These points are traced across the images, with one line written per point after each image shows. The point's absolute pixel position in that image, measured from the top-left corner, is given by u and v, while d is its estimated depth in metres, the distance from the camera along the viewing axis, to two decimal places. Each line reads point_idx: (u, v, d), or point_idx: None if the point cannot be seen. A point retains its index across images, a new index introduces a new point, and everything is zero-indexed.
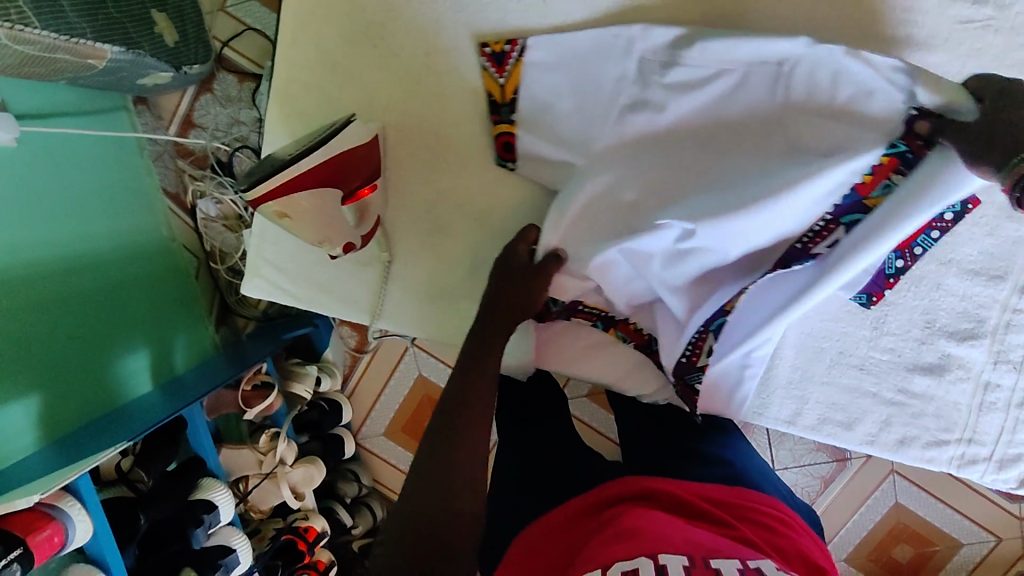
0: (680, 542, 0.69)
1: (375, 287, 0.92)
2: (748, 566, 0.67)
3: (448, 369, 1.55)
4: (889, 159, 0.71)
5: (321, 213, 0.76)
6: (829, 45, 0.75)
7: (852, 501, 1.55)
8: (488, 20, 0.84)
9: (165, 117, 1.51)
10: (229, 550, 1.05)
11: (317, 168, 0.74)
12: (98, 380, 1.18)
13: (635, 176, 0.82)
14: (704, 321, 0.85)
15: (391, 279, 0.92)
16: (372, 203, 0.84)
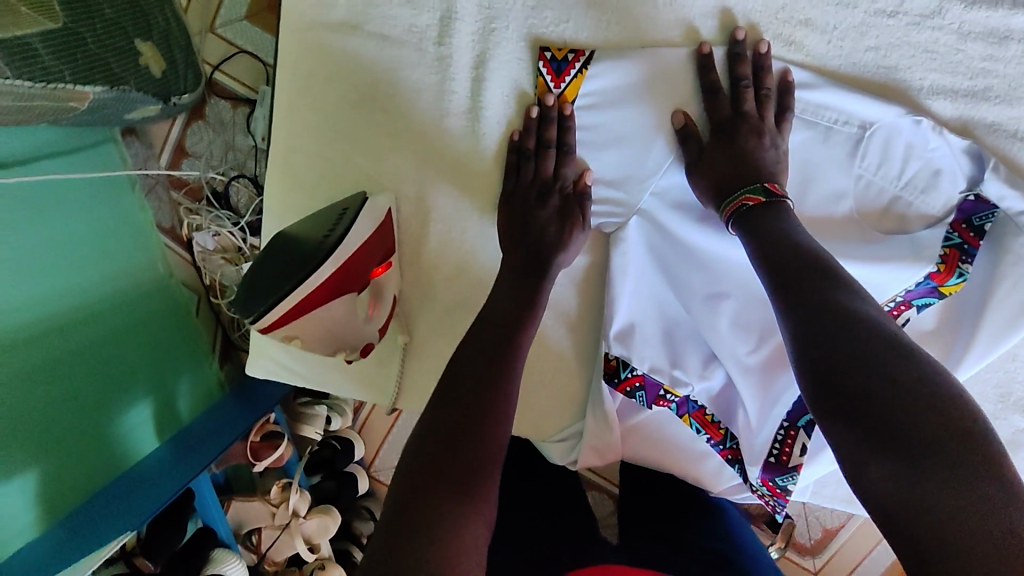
0: None
1: (393, 368, 0.76)
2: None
3: None
4: (949, 252, 0.64)
5: (328, 334, 0.65)
6: (916, 117, 0.64)
7: None
8: None
9: (156, 145, 1.42)
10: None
11: (325, 285, 0.61)
12: (99, 441, 1.13)
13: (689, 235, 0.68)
14: (789, 414, 0.67)
15: (411, 358, 0.76)
16: (388, 283, 0.70)
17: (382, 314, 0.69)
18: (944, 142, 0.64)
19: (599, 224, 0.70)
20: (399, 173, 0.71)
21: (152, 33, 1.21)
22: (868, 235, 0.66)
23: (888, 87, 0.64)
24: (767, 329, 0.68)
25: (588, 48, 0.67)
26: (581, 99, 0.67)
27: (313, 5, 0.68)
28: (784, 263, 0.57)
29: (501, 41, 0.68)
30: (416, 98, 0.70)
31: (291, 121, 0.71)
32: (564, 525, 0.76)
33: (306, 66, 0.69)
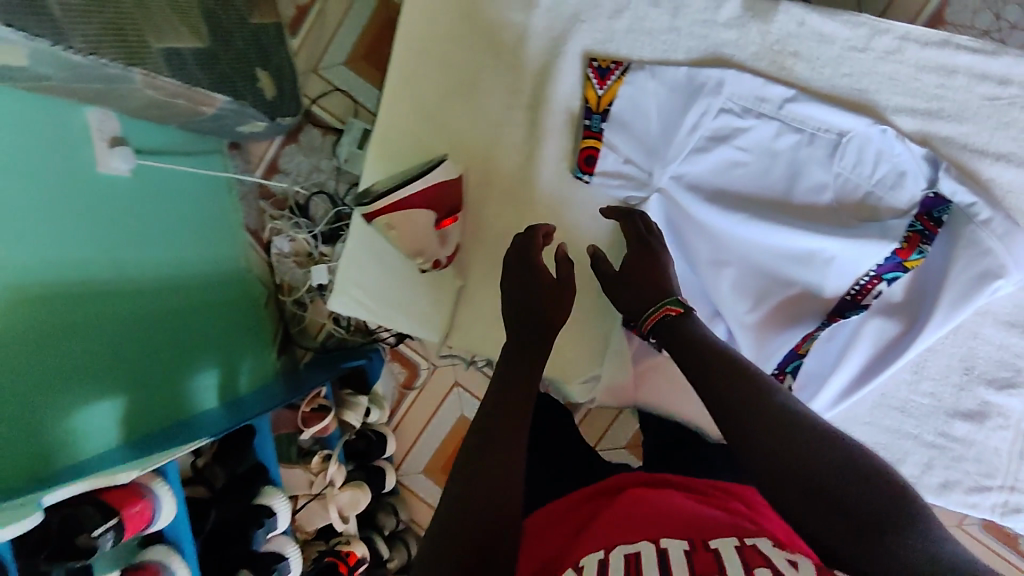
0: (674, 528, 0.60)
1: (447, 308, 0.94)
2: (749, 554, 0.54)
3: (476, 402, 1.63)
4: (912, 236, 0.79)
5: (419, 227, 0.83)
6: (883, 127, 0.80)
7: None
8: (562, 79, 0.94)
9: (253, 162, 1.66)
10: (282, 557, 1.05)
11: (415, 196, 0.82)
12: (172, 392, 1.29)
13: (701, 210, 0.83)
14: (780, 363, 0.84)
15: (462, 301, 0.95)
16: (452, 232, 0.88)
17: (450, 247, 0.89)
18: (907, 148, 0.80)
19: (626, 197, 0.87)
20: (472, 152, 0.90)
21: (269, 66, 1.48)
22: (846, 221, 0.82)
23: (862, 106, 0.82)
24: (761, 292, 0.84)
25: (626, 61, 0.85)
26: (617, 102, 0.85)
27: (418, 20, 0.87)
28: (712, 366, 0.66)
29: (564, 56, 0.86)
30: (490, 95, 0.89)
31: (392, 107, 0.88)
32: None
33: (402, 66, 0.87)
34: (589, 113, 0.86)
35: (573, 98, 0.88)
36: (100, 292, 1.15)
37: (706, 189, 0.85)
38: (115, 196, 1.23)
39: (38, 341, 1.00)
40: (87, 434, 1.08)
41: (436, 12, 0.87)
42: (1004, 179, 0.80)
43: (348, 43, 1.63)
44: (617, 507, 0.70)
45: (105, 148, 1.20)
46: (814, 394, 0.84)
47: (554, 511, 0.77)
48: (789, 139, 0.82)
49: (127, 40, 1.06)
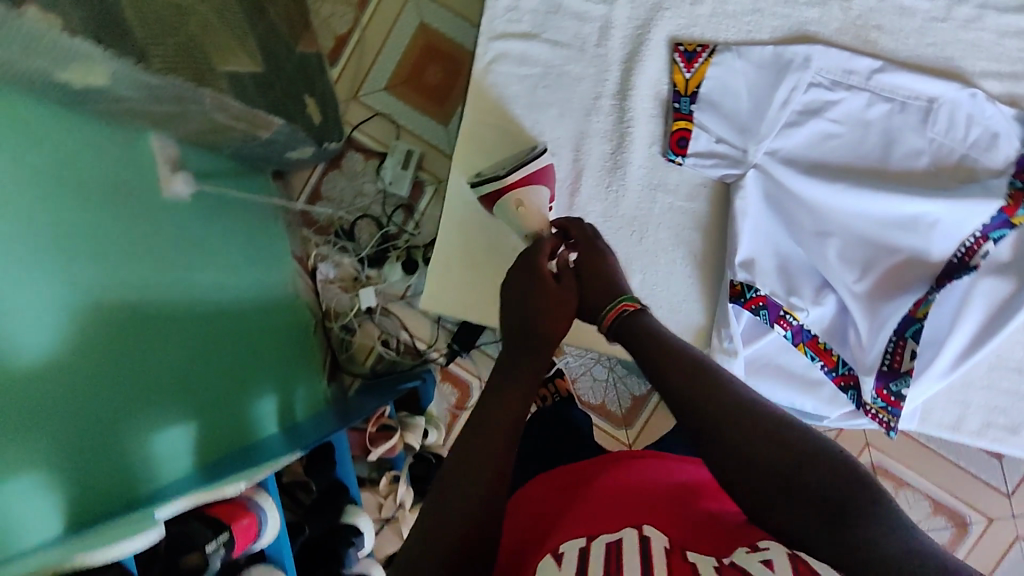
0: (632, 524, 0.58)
1: None
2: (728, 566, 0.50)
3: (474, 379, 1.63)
4: (1014, 194, 0.79)
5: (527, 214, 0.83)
6: (972, 91, 0.82)
7: None
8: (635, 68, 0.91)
9: (295, 191, 1.66)
10: None
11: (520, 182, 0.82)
12: (236, 418, 1.25)
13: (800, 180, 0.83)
14: (897, 329, 0.81)
15: None
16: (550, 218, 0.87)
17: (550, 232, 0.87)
18: (998, 110, 0.82)
19: (721, 176, 0.88)
20: (561, 140, 0.90)
21: (315, 93, 1.51)
22: (945, 183, 0.82)
23: (950, 73, 0.83)
24: (868, 260, 0.82)
25: (711, 44, 0.87)
26: (705, 84, 0.86)
27: (504, 21, 0.91)
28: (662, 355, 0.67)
29: (648, 44, 0.89)
30: (576, 86, 0.90)
31: (482, 104, 0.91)
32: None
33: (490, 64, 0.91)
34: (678, 96, 0.87)
35: (660, 83, 0.89)
36: (169, 313, 1.12)
37: (799, 161, 0.85)
38: (177, 220, 1.22)
39: (113, 364, 0.97)
40: (160, 456, 1.04)
41: (520, 13, 0.91)
42: None
43: (388, 70, 1.66)
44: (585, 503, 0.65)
45: (167, 172, 1.20)
46: (933, 358, 0.81)
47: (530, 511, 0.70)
48: (880, 109, 0.83)
49: (195, 61, 1.06)
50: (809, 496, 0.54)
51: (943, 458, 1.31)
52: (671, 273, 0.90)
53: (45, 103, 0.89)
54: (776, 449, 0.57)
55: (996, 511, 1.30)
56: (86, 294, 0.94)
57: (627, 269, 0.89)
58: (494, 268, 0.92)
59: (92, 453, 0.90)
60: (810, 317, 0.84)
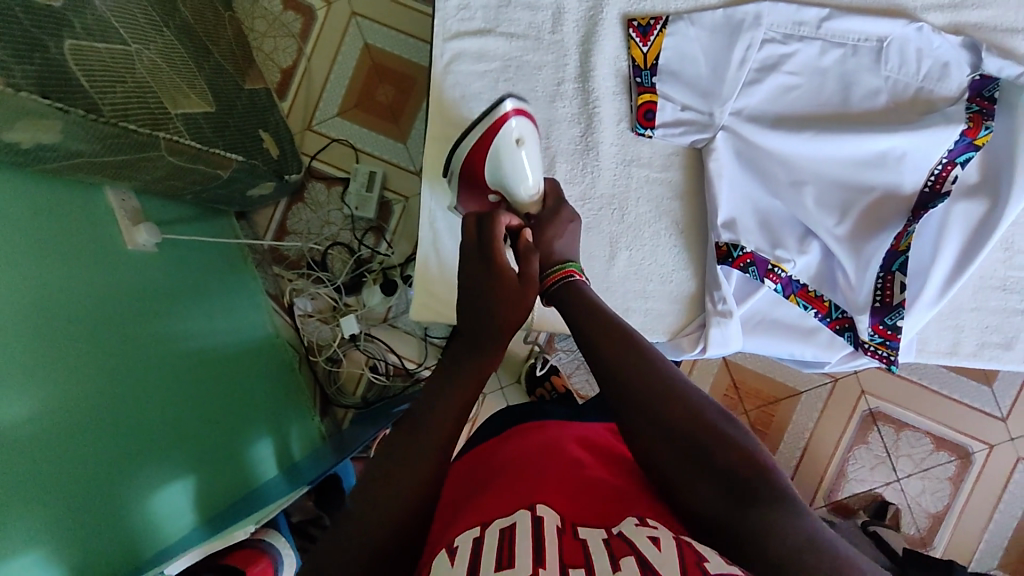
0: (539, 495, 0.52)
1: None
2: (617, 531, 0.47)
3: None
4: (973, 116, 0.81)
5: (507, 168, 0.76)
6: (919, 25, 0.84)
7: (985, 504, 1.33)
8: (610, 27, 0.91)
9: (261, 229, 1.63)
10: None
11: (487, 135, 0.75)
12: (235, 464, 1.20)
13: (767, 134, 0.85)
14: (883, 264, 0.81)
15: None
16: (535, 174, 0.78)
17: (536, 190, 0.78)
18: (945, 40, 0.84)
19: (692, 142, 0.89)
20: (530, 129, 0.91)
21: (269, 127, 1.49)
22: (906, 117, 0.84)
23: (894, 11, 0.85)
24: (844, 203, 0.84)
25: (664, 15, 0.88)
26: (664, 55, 0.88)
27: (456, 21, 0.92)
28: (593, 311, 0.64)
29: (603, 23, 0.89)
30: (537, 74, 0.91)
31: (446, 104, 0.91)
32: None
33: (448, 65, 0.92)
34: (639, 71, 0.89)
35: (619, 60, 0.90)
36: (149, 365, 1.08)
37: (763, 118, 0.87)
38: (145, 272, 1.18)
39: (103, 423, 0.92)
40: (162, 515, 0.99)
41: (471, 11, 0.91)
42: None
43: (338, 95, 1.65)
44: (501, 468, 0.61)
45: (129, 224, 1.17)
46: (921, 287, 0.82)
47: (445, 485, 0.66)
48: (833, 55, 0.86)
49: (149, 105, 1.05)
50: (715, 475, 0.50)
51: (936, 393, 1.34)
52: (656, 245, 0.89)
53: (21, 172, 0.89)
54: (695, 423, 0.53)
55: (995, 437, 1.33)
56: (63, 357, 0.89)
57: (613, 247, 0.89)
58: None
59: (89, 522, 0.86)
60: (799, 266, 0.85)
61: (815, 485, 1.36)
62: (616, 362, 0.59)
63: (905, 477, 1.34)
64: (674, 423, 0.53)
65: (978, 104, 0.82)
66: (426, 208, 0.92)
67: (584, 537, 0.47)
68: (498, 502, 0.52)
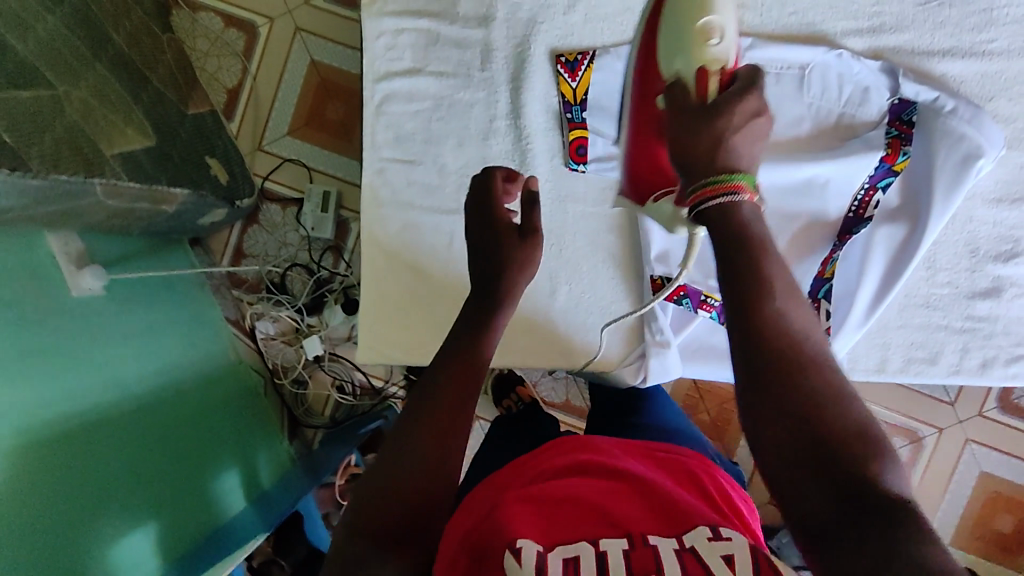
0: (611, 514, 0.50)
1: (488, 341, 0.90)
2: (688, 544, 0.46)
3: None
4: (892, 141, 0.84)
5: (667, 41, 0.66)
6: (839, 51, 0.85)
7: None
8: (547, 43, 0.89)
9: (217, 252, 1.62)
10: None
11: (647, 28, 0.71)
12: (202, 500, 1.21)
13: None
14: (811, 293, 0.85)
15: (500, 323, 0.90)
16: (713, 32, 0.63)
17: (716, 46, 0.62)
18: (865, 65, 0.85)
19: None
20: (466, 168, 0.92)
21: (217, 153, 1.47)
22: (830, 144, 0.87)
23: (814, 37, 0.87)
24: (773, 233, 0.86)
25: (591, 50, 0.88)
26: (592, 89, 0.88)
27: (384, 60, 0.91)
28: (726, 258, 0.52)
29: (531, 60, 0.89)
30: (469, 112, 0.91)
31: (380, 147, 0.92)
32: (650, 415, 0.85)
33: (380, 107, 0.91)
34: (568, 107, 0.89)
35: (548, 96, 0.90)
36: (102, 412, 1.08)
37: None
38: (95, 317, 1.18)
39: (49, 482, 0.92)
40: (125, 563, 1.01)
41: (400, 50, 0.91)
42: (954, 72, 0.85)
43: (288, 114, 1.63)
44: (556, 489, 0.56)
45: (73, 269, 1.15)
46: (847, 312, 0.85)
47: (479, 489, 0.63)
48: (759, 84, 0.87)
49: (82, 149, 1.04)
50: (844, 467, 0.44)
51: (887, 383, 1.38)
52: (594, 278, 0.91)
53: None
54: (838, 411, 0.46)
55: None
56: (11, 418, 0.89)
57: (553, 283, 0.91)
58: (429, 303, 0.93)
59: None
60: None
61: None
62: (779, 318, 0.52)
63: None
64: (818, 395, 0.46)
65: (896, 129, 0.84)
66: (367, 250, 0.92)
67: (654, 543, 0.46)
68: (574, 521, 0.50)
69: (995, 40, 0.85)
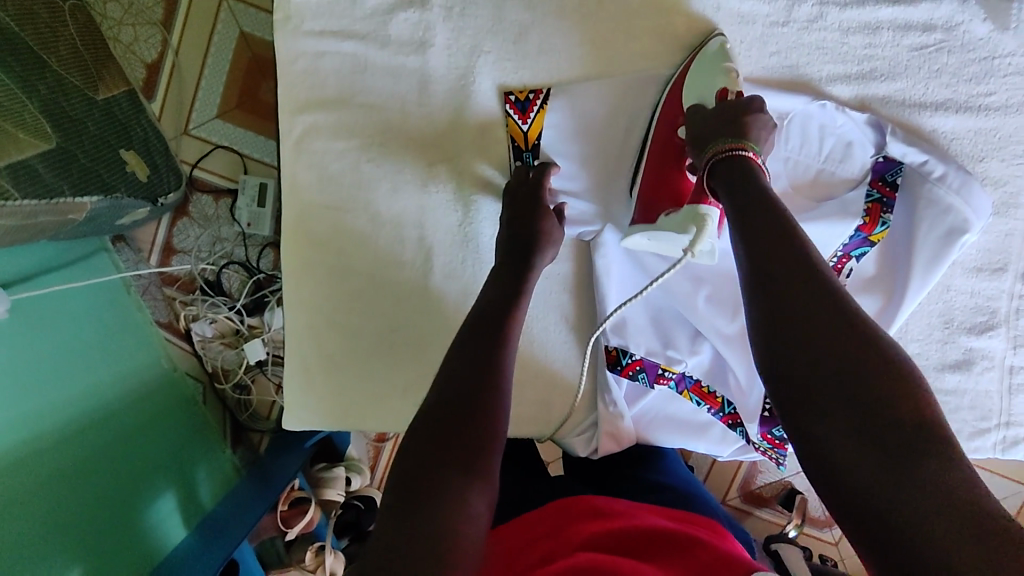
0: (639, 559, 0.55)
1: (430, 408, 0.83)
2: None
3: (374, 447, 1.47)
4: (872, 206, 0.76)
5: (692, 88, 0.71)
6: (822, 101, 0.76)
7: None
8: (480, 96, 0.79)
9: (145, 248, 1.43)
10: None
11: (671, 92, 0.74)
12: (134, 532, 1.13)
13: None
14: None
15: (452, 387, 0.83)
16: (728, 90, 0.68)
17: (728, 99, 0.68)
18: (849, 118, 0.76)
19: (578, 234, 0.81)
20: (403, 215, 0.81)
21: (133, 142, 1.22)
22: (804, 206, 0.78)
23: (797, 83, 0.77)
24: (737, 301, 0.78)
25: (545, 87, 0.79)
26: (546, 133, 0.79)
27: (304, 89, 0.78)
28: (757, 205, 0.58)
29: (476, 95, 0.79)
30: (405, 153, 0.80)
31: (300, 191, 0.80)
32: (602, 490, 0.78)
33: (300, 142, 0.79)
34: (519, 152, 0.80)
35: (494, 138, 0.80)
36: (9, 467, 0.94)
37: None
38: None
39: None
40: None
41: (324, 77, 0.78)
42: (946, 128, 0.77)
43: (216, 94, 1.40)
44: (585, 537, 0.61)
45: None
46: None
47: (528, 523, 0.68)
48: None
49: None
50: (866, 421, 0.46)
51: None
52: (543, 339, 0.84)
53: None
54: (857, 374, 0.47)
55: None
56: None
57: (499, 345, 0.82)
58: (366, 360, 0.83)
59: None
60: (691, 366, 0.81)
61: (728, 480, 1.38)
62: (791, 291, 0.53)
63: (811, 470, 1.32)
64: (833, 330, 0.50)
65: (877, 194, 0.76)
66: (290, 304, 0.81)
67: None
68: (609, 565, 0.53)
69: (992, 93, 0.76)
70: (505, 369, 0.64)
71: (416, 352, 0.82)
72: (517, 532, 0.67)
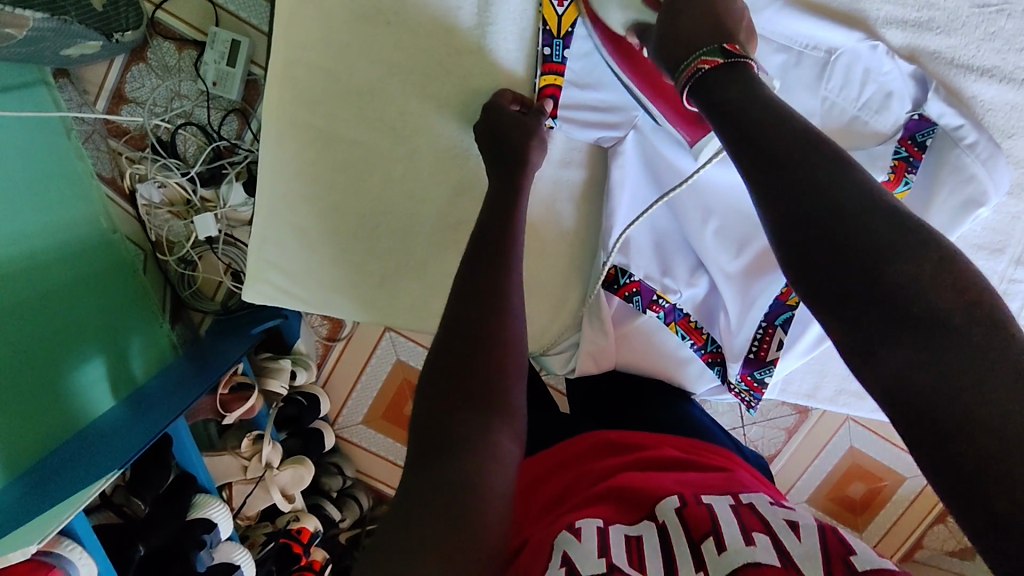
0: (670, 486, 0.56)
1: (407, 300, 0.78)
2: (746, 501, 0.54)
3: (324, 344, 1.39)
4: (898, 163, 0.74)
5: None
6: (875, 42, 0.72)
7: (808, 452, 1.34)
8: None
9: (91, 91, 1.26)
10: (211, 527, 1.02)
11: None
12: (56, 397, 1.04)
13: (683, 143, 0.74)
14: (766, 315, 0.76)
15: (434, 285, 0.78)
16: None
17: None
18: (897, 66, 0.72)
19: (598, 139, 0.77)
20: (409, 88, 0.72)
21: None
22: None
23: (856, 17, 0.72)
24: (746, 236, 0.76)
25: None
26: (581, 22, 0.71)
27: None
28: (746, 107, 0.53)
29: None
30: (421, 19, 0.71)
31: (296, 42, 0.69)
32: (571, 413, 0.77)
33: None
34: (548, 37, 0.72)
35: (522, 17, 0.72)
36: None
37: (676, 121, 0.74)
38: None
39: None
40: None
41: None
42: (985, 96, 0.74)
43: None
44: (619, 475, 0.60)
45: None
46: (798, 336, 0.78)
47: (551, 453, 0.70)
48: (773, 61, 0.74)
49: None
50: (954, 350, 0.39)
51: None
52: (536, 250, 0.80)
53: None
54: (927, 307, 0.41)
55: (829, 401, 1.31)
56: None
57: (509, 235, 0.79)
58: (350, 238, 0.76)
59: None
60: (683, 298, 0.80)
61: None
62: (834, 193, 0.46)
63: (749, 424, 1.33)
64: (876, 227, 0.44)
65: (907, 151, 0.74)
66: (265, 166, 0.72)
67: (706, 502, 0.53)
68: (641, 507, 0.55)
69: None
70: (509, 275, 0.59)
71: (402, 243, 0.76)
72: (541, 465, 0.68)
